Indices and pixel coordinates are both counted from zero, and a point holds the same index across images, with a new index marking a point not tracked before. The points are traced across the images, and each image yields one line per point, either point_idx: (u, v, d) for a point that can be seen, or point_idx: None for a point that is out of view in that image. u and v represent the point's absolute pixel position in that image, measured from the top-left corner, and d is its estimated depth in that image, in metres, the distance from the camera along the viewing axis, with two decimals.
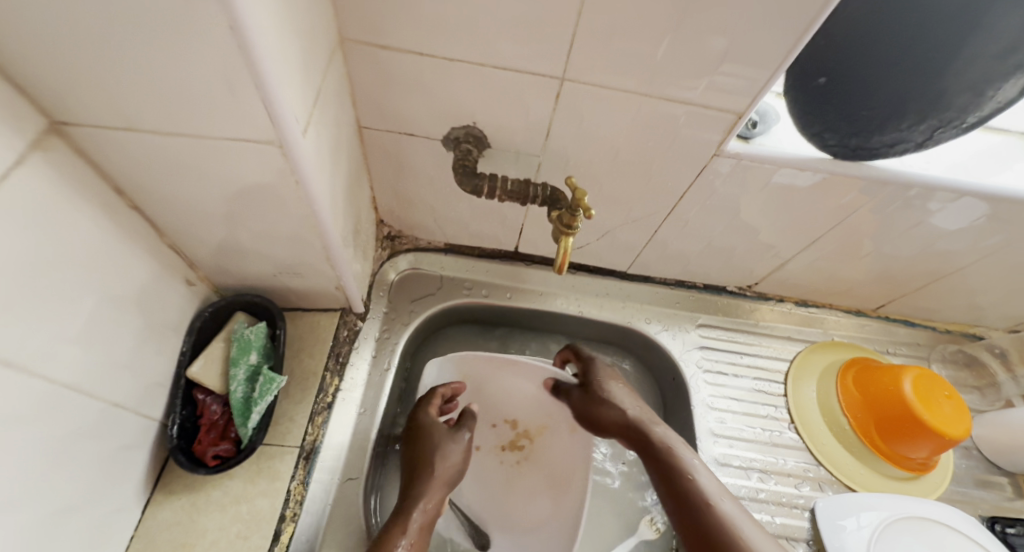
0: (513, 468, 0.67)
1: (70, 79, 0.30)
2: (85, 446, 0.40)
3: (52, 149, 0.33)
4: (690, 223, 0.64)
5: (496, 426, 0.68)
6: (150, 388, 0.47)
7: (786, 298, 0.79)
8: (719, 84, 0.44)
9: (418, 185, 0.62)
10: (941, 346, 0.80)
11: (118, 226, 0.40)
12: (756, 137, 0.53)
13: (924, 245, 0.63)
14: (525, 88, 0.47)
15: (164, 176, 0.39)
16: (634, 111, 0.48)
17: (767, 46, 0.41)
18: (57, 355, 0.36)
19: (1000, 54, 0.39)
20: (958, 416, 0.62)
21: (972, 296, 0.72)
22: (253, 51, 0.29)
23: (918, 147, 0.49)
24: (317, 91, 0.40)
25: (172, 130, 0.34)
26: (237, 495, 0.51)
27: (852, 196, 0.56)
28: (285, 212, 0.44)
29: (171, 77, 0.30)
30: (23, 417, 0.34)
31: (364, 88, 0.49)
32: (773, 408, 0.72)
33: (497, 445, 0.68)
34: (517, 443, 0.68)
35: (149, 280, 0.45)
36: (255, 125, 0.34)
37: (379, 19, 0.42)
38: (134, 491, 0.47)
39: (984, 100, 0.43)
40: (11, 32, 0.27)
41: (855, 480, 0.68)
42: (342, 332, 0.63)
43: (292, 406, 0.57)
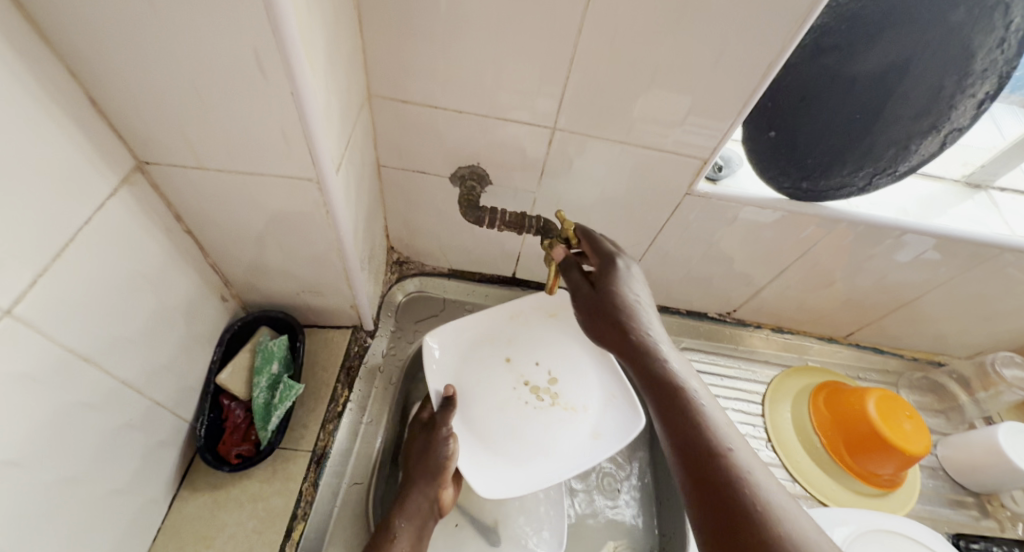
0: (526, 407, 0.65)
1: (161, 127, 0.38)
2: (133, 438, 0.46)
3: (135, 183, 0.41)
4: (670, 254, 0.71)
5: (538, 366, 0.69)
6: (185, 391, 0.53)
7: (764, 325, 0.86)
8: (687, 135, 0.52)
9: (427, 216, 0.69)
10: (908, 373, 0.86)
11: (174, 246, 0.47)
12: (723, 180, 0.61)
13: (880, 276, 0.70)
14: (523, 135, 0.55)
15: (219, 205, 0.46)
16: (617, 156, 0.56)
17: (723, 105, 0.49)
18: (120, 353, 0.42)
19: (914, 116, 0.49)
20: (919, 434, 0.67)
21: (931, 325, 0.79)
22: (307, 109, 0.37)
23: (861, 190, 0.57)
24: (348, 137, 0.48)
25: (232, 168, 0.42)
26: (255, 493, 0.56)
27: (811, 230, 0.63)
28: (314, 236, 0.51)
29: (240, 127, 0.38)
30: (91, 404, 0.40)
31: (385, 133, 0.57)
32: (751, 428, 0.77)
33: (522, 378, 0.67)
34: (543, 394, 0.66)
35: (193, 294, 0.52)
36: (300, 165, 0.42)
37: (401, 78, 0.51)
38: (164, 486, 0.52)
39: (910, 152, 0.52)
40: (127, 93, 0.35)
41: (829, 497, 0.72)
42: (353, 348, 0.68)
43: (306, 414, 0.62)
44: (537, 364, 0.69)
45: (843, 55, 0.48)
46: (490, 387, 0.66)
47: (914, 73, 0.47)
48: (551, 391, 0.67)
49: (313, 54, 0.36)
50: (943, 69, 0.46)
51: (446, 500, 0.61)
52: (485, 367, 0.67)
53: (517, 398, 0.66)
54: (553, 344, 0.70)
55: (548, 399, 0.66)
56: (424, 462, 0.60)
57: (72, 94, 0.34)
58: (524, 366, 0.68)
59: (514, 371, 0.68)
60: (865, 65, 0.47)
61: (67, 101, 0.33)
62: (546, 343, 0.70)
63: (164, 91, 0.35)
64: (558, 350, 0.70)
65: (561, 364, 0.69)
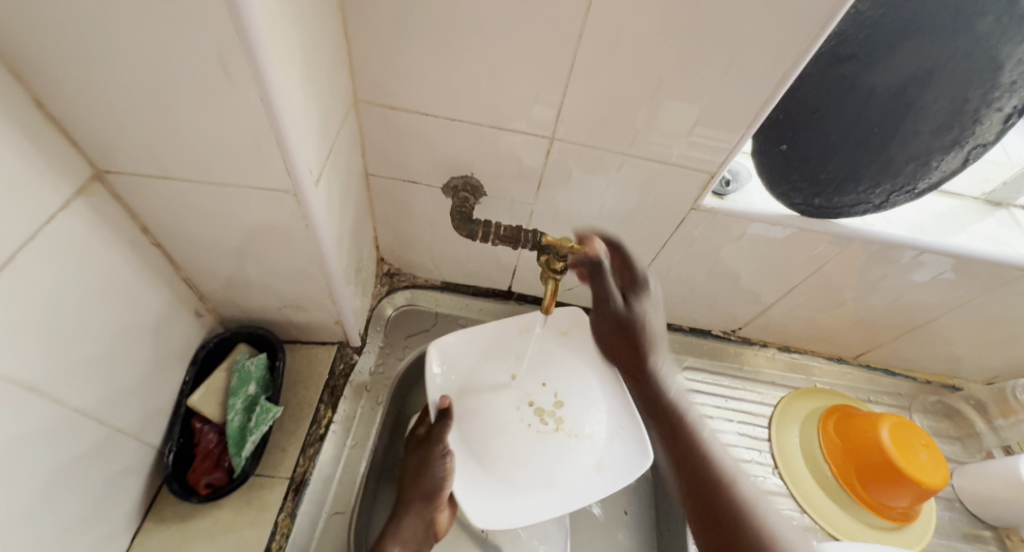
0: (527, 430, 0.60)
1: (119, 134, 0.35)
2: (89, 469, 0.42)
3: (93, 195, 0.38)
4: (673, 270, 0.68)
5: (545, 387, 0.64)
6: (152, 415, 0.49)
7: (769, 343, 0.82)
8: (693, 147, 0.49)
9: (418, 227, 0.66)
10: (921, 397, 0.82)
11: (140, 261, 0.44)
12: (730, 195, 0.57)
13: (895, 297, 0.67)
14: (519, 145, 0.52)
15: (188, 218, 0.43)
16: (619, 168, 0.53)
17: (732, 116, 0.46)
18: (74, 379, 0.39)
19: (935, 131, 0.45)
20: (935, 465, 0.63)
21: (946, 347, 0.75)
22: (279, 118, 0.33)
23: (876, 208, 0.54)
24: (330, 146, 0.44)
25: (200, 179, 0.39)
26: (225, 525, 0.52)
27: (822, 248, 0.60)
28: (294, 251, 0.48)
29: (206, 135, 0.35)
30: (38, 437, 0.36)
31: (373, 141, 0.54)
32: (757, 453, 0.73)
33: (526, 398, 0.62)
34: (548, 418, 0.61)
35: (162, 311, 0.48)
36: (275, 177, 0.38)
37: (389, 83, 0.47)
38: (126, 518, 0.49)
39: (930, 168, 0.48)
40: (78, 97, 0.32)
41: (839, 530, 0.68)
42: (338, 365, 0.65)
43: (285, 437, 0.58)
44: (544, 385, 0.64)
45: (860, 65, 0.44)
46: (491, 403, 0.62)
47: (937, 85, 0.43)
48: (557, 415, 0.62)
49: (287, 56, 0.32)
50: (968, 81, 0.42)
51: (444, 523, 0.60)
52: (488, 383, 0.63)
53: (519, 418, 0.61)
54: (568, 365, 0.66)
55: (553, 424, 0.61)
56: (419, 482, 0.59)
57: (17, 99, 0.30)
58: (531, 384, 0.63)
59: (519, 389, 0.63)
60: (883, 76, 0.43)
61: (10, 106, 0.30)
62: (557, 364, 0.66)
63: (121, 97, 0.32)
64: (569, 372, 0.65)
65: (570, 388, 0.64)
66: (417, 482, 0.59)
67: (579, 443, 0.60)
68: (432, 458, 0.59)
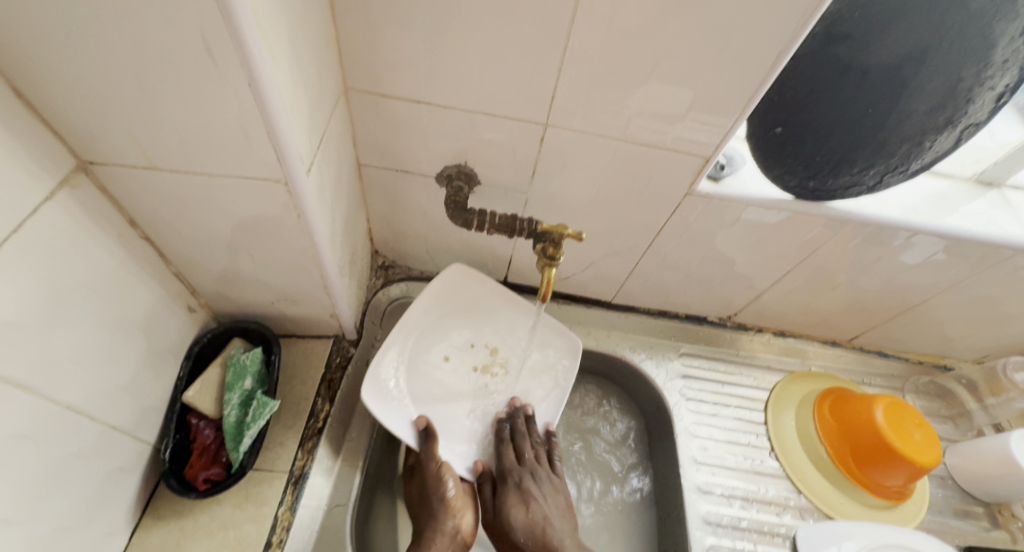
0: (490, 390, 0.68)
1: (99, 122, 0.34)
2: (84, 465, 0.42)
3: (78, 187, 0.37)
4: (668, 258, 0.68)
5: (475, 347, 0.69)
6: (147, 412, 0.49)
7: (764, 328, 0.82)
8: (688, 130, 0.49)
9: (412, 217, 0.65)
10: (914, 377, 0.83)
11: (129, 255, 0.43)
12: (725, 178, 0.57)
13: (887, 279, 0.67)
14: (512, 132, 0.51)
15: (177, 210, 0.42)
16: (612, 154, 0.53)
17: (727, 98, 0.45)
18: (63, 376, 0.38)
19: (928, 111, 0.46)
20: (929, 443, 0.64)
21: (939, 328, 0.76)
22: (269, 106, 0.33)
23: (871, 189, 0.54)
24: (321, 135, 0.44)
25: (188, 169, 0.38)
26: (224, 521, 0.52)
27: (816, 232, 0.60)
28: (287, 244, 0.47)
29: (193, 123, 0.34)
30: (29, 435, 0.36)
31: (364, 130, 0.53)
32: (754, 437, 0.74)
33: (471, 365, 0.68)
34: (492, 370, 0.69)
35: (153, 305, 0.47)
36: (266, 166, 0.38)
37: (380, 70, 0.47)
38: (124, 515, 0.48)
39: (924, 149, 0.49)
40: (58, 84, 0.31)
41: (835, 509, 0.69)
42: (335, 359, 0.64)
43: (282, 431, 0.58)
44: (474, 346, 0.69)
45: (855, 46, 0.44)
46: (447, 391, 0.66)
47: (932, 63, 0.43)
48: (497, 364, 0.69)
49: (273, 40, 0.31)
50: (962, 59, 0.43)
51: (469, 529, 0.58)
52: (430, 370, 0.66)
53: (476, 383, 0.67)
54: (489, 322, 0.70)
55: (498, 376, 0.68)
56: (431, 502, 0.57)
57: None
58: (468, 355, 0.68)
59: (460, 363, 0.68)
60: (879, 56, 0.44)
61: None
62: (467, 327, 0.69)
63: (104, 86, 0.31)
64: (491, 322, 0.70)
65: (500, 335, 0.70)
66: (427, 504, 0.58)
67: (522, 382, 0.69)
68: (432, 475, 0.58)
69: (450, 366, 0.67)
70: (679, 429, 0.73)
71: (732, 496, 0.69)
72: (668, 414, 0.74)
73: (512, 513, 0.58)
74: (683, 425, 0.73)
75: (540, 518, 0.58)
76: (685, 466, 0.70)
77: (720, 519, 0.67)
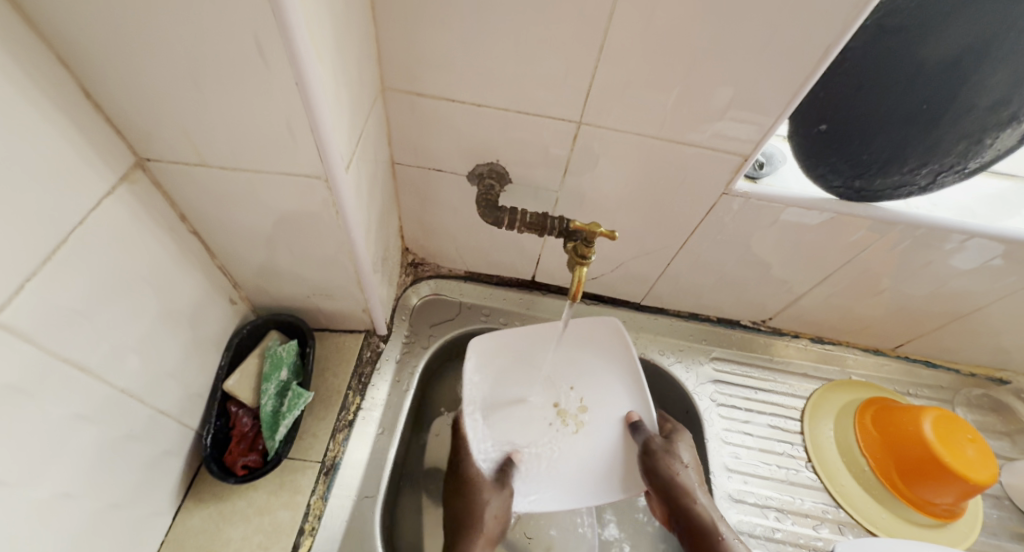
0: (549, 429, 0.65)
1: (154, 118, 0.35)
2: (134, 448, 0.44)
3: (135, 182, 0.39)
4: (702, 259, 0.66)
5: (572, 391, 0.68)
6: (191, 398, 0.51)
7: (801, 334, 0.79)
8: (727, 128, 0.48)
9: (443, 215, 0.66)
10: (966, 390, 0.79)
11: (178, 247, 0.45)
12: (764, 178, 0.56)
13: (938, 285, 0.64)
14: (545, 129, 0.51)
15: (223, 205, 0.44)
16: (646, 152, 0.52)
17: (770, 94, 0.44)
18: (119, 362, 0.40)
19: (991, 106, 0.43)
20: (982, 460, 0.60)
21: (994, 338, 0.71)
22: (313, 104, 0.34)
23: (922, 190, 0.51)
24: (359, 133, 0.45)
25: (235, 165, 0.40)
26: (261, 506, 0.53)
27: (861, 234, 0.57)
28: (325, 239, 0.49)
29: (239, 122, 0.35)
30: (88, 417, 0.38)
31: (399, 129, 0.54)
32: (790, 446, 0.71)
33: (553, 400, 0.67)
34: (569, 420, 0.66)
35: (199, 297, 0.50)
36: (306, 162, 0.39)
37: (416, 70, 0.47)
38: (168, 496, 0.50)
39: (983, 147, 0.46)
40: (120, 82, 0.32)
41: (877, 525, 0.66)
42: (365, 353, 0.66)
43: (316, 422, 0.60)
44: (571, 390, 0.68)
45: (910, 37, 0.41)
46: (517, 398, 0.66)
47: (995, 56, 0.40)
48: (579, 418, 0.66)
49: (319, 40, 0.32)
50: None
51: None
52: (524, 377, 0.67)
53: (543, 418, 0.66)
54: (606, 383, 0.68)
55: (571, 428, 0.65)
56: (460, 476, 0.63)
57: (63, 87, 0.31)
58: (557, 391, 0.67)
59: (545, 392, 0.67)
60: (935, 50, 0.41)
61: (58, 93, 0.31)
62: (592, 380, 0.68)
63: (161, 85, 0.33)
64: (600, 384, 0.68)
65: (598, 399, 0.67)
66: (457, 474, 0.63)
67: (588, 449, 0.64)
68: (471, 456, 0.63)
69: (613, 405, 0.66)
70: (710, 435, 0.71)
71: (765, 506, 0.67)
72: (697, 419, 0.73)
73: (670, 467, 0.60)
74: (714, 431, 0.72)
75: (675, 472, 0.60)
76: (716, 473, 0.69)
77: (753, 529, 0.65)
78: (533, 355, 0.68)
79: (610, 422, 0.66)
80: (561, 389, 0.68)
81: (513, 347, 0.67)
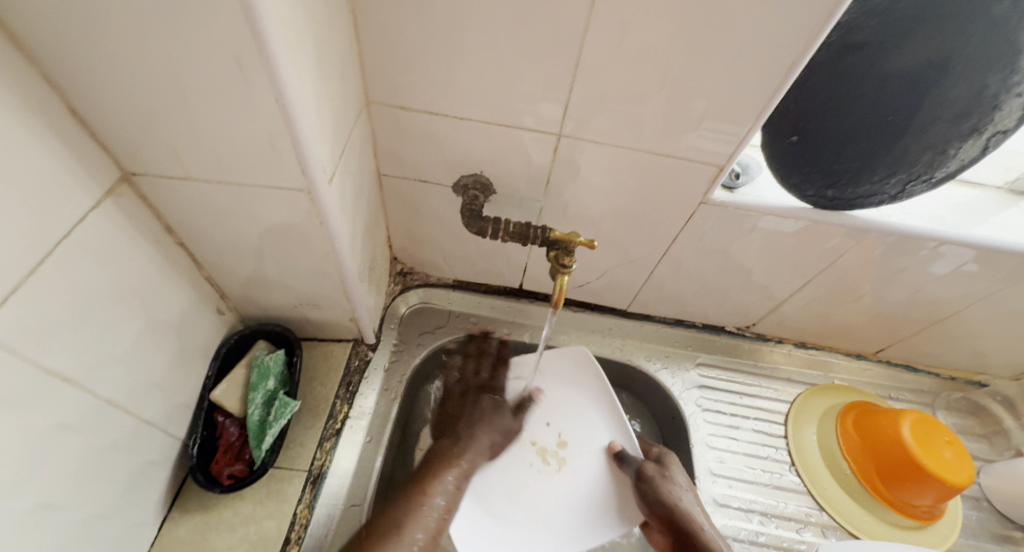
0: (531, 470, 0.66)
1: (139, 134, 0.36)
2: (119, 458, 0.44)
3: (122, 195, 0.40)
4: (684, 266, 0.68)
5: (549, 427, 0.69)
6: (178, 409, 0.51)
7: (785, 340, 0.81)
8: (701, 139, 0.49)
9: (430, 225, 0.67)
10: (945, 393, 0.80)
11: (164, 258, 0.46)
12: (740, 187, 0.57)
13: (913, 290, 0.66)
14: (526, 141, 0.53)
15: (209, 217, 0.45)
16: (625, 163, 0.53)
17: (740, 107, 0.45)
18: (104, 372, 0.41)
19: (953, 119, 0.44)
20: (960, 462, 0.61)
21: (971, 342, 0.73)
22: (294, 119, 0.35)
23: (892, 199, 0.53)
24: (342, 146, 0.46)
25: (220, 179, 0.41)
26: (246, 516, 0.54)
27: (836, 241, 0.59)
28: (310, 250, 0.50)
29: (223, 137, 0.36)
30: (72, 427, 0.38)
31: (384, 142, 0.55)
32: (773, 450, 0.72)
33: (531, 439, 0.68)
34: (551, 458, 0.67)
35: (185, 307, 0.50)
36: (289, 176, 0.40)
37: (399, 84, 0.49)
38: (153, 507, 0.51)
39: (947, 158, 0.47)
40: (105, 99, 0.33)
41: (859, 528, 0.67)
42: (353, 362, 0.66)
43: (303, 431, 0.60)
44: (548, 426, 0.69)
45: (874, 52, 0.43)
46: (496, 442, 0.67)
47: (953, 71, 0.42)
48: (559, 455, 0.67)
49: (300, 58, 0.34)
50: (986, 65, 0.41)
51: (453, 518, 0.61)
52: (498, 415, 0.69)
53: (524, 457, 0.66)
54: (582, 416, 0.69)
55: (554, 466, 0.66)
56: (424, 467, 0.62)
57: (50, 104, 0.32)
58: (535, 428, 0.69)
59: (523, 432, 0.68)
60: (897, 64, 0.43)
61: (44, 110, 0.32)
62: (569, 415, 0.69)
63: (146, 102, 0.34)
64: (575, 417, 0.69)
65: (574, 433, 0.68)
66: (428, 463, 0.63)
67: (573, 487, 0.65)
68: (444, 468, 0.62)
69: (592, 439, 0.68)
70: (695, 440, 0.72)
71: (750, 510, 0.67)
72: (683, 424, 0.74)
73: (668, 492, 0.60)
74: (699, 436, 0.72)
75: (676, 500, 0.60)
76: (701, 478, 0.69)
77: (737, 533, 0.65)
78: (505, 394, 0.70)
79: (590, 458, 0.67)
80: (539, 426, 0.69)
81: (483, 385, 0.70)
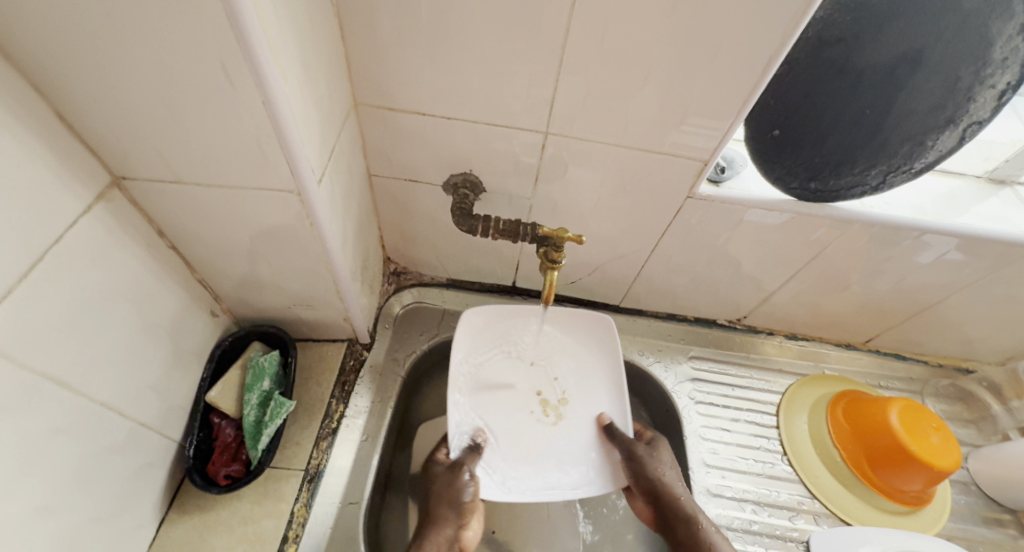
0: (530, 417, 0.66)
1: (128, 139, 0.37)
2: (116, 460, 0.45)
3: (112, 200, 0.40)
4: (674, 260, 0.68)
5: (556, 382, 0.69)
6: (173, 411, 0.52)
7: (776, 331, 0.82)
8: (686, 135, 0.50)
9: (421, 224, 0.68)
10: (934, 381, 0.81)
11: (157, 262, 0.47)
12: (726, 181, 0.58)
13: (899, 279, 0.67)
14: (514, 139, 0.53)
15: (200, 220, 0.45)
16: (612, 159, 0.54)
17: (723, 102, 0.46)
18: (99, 376, 0.41)
19: (929, 111, 0.46)
20: (946, 447, 0.62)
21: (957, 329, 0.74)
22: (282, 123, 0.35)
23: (874, 190, 0.53)
24: (331, 148, 0.46)
25: (209, 182, 0.41)
26: (244, 516, 0.54)
27: (822, 232, 0.60)
28: (302, 251, 0.50)
29: (212, 140, 0.37)
30: (68, 429, 0.39)
31: (374, 143, 0.56)
32: (766, 440, 0.73)
33: (537, 388, 0.68)
34: (550, 411, 0.67)
35: (179, 310, 0.51)
36: (279, 178, 0.40)
37: (387, 85, 0.49)
38: (151, 508, 0.51)
39: (926, 148, 0.49)
40: (94, 105, 0.34)
41: (850, 514, 0.68)
42: (348, 362, 0.67)
43: (299, 431, 0.61)
44: (556, 381, 0.69)
45: (848, 47, 0.44)
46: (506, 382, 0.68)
47: (927, 65, 0.44)
48: (559, 409, 0.67)
49: (285, 62, 0.34)
50: (959, 60, 0.43)
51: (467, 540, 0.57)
52: (510, 361, 0.69)
53: (525, 403, 0.67)
54: (592, 380, 0.69)
55: (551, 418, 0.66)
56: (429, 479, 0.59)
57: (39, 111, 0.33)
58: (544, 381, 0.69)
59: (533, 381, 0.68)
60: (873, 59, 0.44)
61: (33, 118, 0.32)
62: (578, 373, 0.69)
63: (134, 106, 0.34)
64: (586, 378, 0.69)
65: (578, 392, 0.68)
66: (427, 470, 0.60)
67: (562, 442, 0.65)
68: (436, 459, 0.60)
69: (587, 407, 0.67)
70: (688, 432, 0.73)
71: (742, 500, 0.68)
72: (676, 417, 0.75)
73: (655, 468, 0.60)
74: (692, 428, 0.73)
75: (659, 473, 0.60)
76: (695, 469, 0.70)
77: (730, 522, 0.66)
78: (524, 343, 0.70)
79: (583, 422, 0.66)
80: (546, 379, 0.69)
81: (507, 328, 0.70)
